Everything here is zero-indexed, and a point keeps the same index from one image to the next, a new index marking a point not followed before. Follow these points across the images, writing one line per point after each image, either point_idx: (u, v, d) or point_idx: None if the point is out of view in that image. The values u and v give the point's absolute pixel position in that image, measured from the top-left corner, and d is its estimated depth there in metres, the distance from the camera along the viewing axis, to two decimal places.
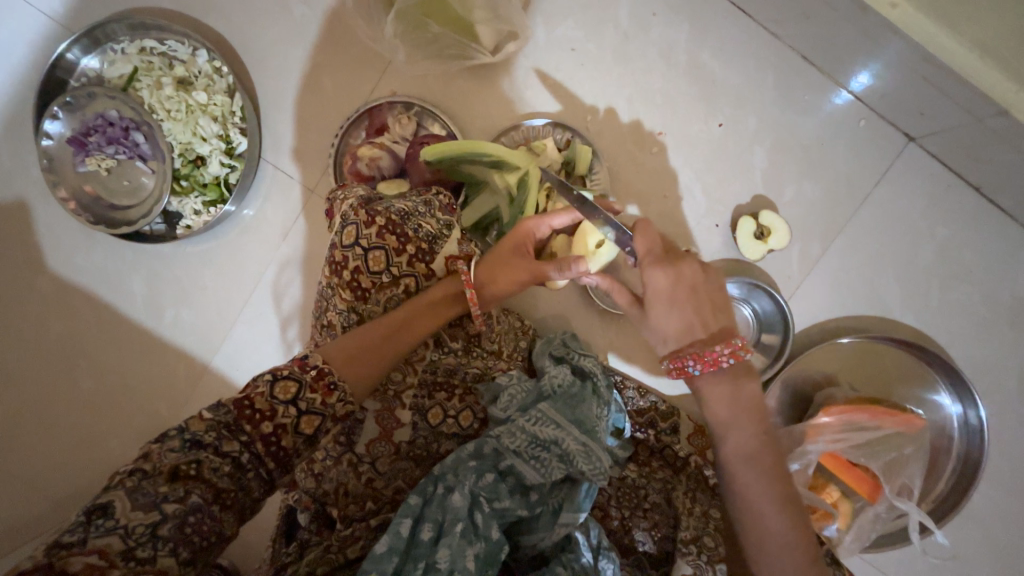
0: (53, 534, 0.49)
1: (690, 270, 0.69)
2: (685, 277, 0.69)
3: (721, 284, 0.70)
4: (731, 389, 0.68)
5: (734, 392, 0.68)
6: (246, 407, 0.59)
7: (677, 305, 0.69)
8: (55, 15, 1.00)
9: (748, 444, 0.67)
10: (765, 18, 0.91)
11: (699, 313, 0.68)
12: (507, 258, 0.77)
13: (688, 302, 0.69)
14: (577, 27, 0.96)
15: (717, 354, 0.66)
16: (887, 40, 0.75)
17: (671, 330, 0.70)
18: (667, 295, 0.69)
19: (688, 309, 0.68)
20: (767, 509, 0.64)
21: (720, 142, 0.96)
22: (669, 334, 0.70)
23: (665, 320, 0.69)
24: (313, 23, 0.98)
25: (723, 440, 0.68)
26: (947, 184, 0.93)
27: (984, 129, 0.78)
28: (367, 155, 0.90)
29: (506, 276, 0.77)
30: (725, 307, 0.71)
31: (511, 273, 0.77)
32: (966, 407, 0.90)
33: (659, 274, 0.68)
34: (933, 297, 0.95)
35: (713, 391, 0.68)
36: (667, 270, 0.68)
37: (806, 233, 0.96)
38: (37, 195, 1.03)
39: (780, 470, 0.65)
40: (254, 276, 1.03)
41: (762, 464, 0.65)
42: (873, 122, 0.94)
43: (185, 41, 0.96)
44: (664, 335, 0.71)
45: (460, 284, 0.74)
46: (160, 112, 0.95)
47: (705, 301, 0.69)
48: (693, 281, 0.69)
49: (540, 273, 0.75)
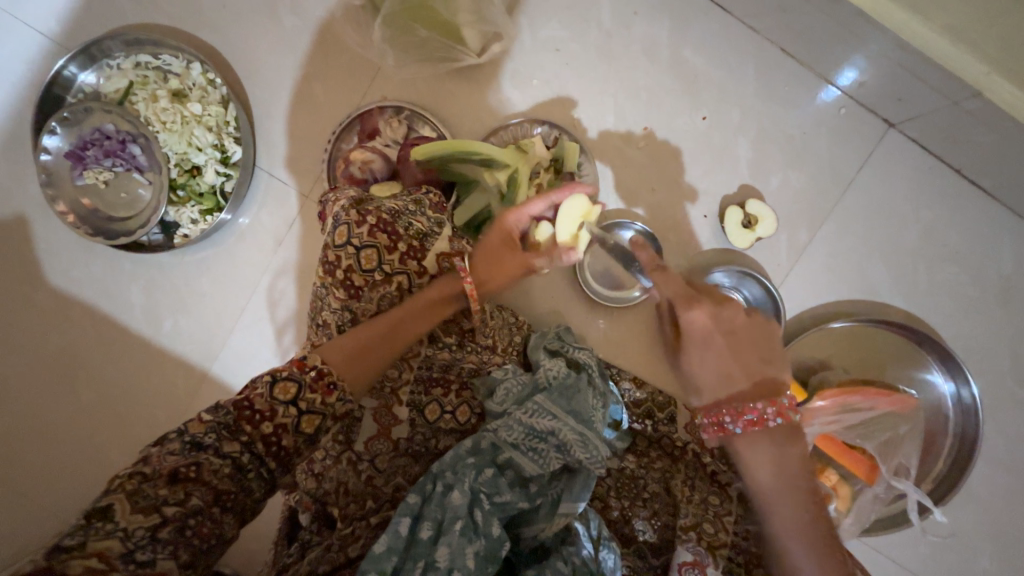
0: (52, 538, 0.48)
1: (732, 314, 0.73)
2: (725, 321, 0.73)
3: (763, 333, 0.74)
4: (775, 453, 0.69)
5: (777, 458, 0.69)
6: (246, 408, 0.59)
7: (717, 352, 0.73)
8: (51, 34, 1.02)
9: (795, 511, 0.67)
10: (743, 13, 0.93)
11: (736, 360, 0.73)
12: (497, 253, 0.80)
13: (727, 350, 0.73)
14: (561, 27, 0.98)
15: (761, 413, 0.69)
16: (861, 28, 0.77)
17: (708, 379, 0.75)
18: (703, 341, 0.74)
19: (726, 354, 0.73)
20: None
21: (705, 135, 0.98)
22: (705, 382, 0.75)
23: (701, 366, 0.75)
24: (303, 33, 1.01)
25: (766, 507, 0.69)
26: (928, 166, 0.95)
27: (961, 112, 0.81)
28: (360, 158, 0.91)
29: (502, 270, 0.79)
30: (769, 356, 0.73)
31: (505, 267, 0.80)
32: (959, 386, 0.91)
33: (697, 312, 0.73)
34: (921, 279, 0.96)
35: (755, 451, 0.70)
36: (707, 309, 0.72)
37: (793, 220, 0.98)
38: (36, 210, 1.04)
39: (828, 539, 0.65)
40: (250, 283, 1.05)
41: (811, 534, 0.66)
42: (854, 109, 0.96)
43: (179, 55, 0.98)
44: (701, 384, 0.76)
45: (459, 281, 0.76)
46: (155, 123, 0.97)
47: (744, 349, 0.73)
48: (730, 328, 0.73)
49: (531, 264, 0.80)
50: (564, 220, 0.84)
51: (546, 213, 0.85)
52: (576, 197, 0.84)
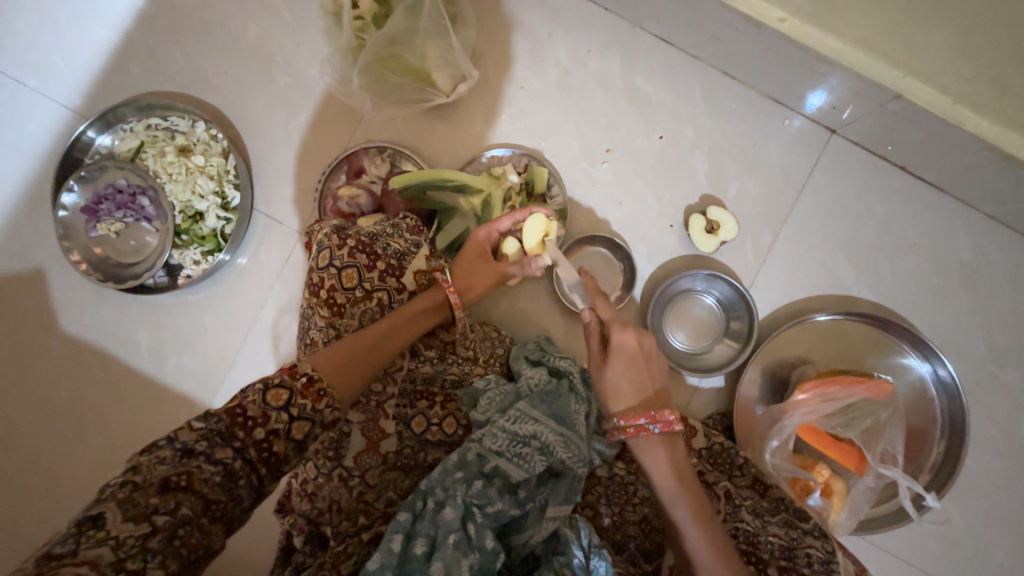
0: (42, 545, 0.50)
1: (650, 344, 0.81)
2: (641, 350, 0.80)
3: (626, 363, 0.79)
4: (669, 453, 0.76)
5: (670, 454, 0.76)
6: (238, 414, 0.62)
7: (622, 373, 0.79)
8: (74, 106, 1.15)
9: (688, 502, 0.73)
10: (684, 44, 1.03)
11: (648, 374, 0.80)
12: (474, 264, 0.88)
13: (642, 368, 0.80)
14: (523, 68, 1.09)
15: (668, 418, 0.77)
16: (786, 48, 0.87)
17: (625, 388, 0.79)
18: (629, 356, 0.79)
19: (636, 369, 0.79)
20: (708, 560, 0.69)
21: (663, 151, 1.05)
22: (624, 391, 0.79)
23: (619, 375, 0.79)
24: (295, 90, 1.13)
25: (672, 503, 0.74)
26: (876, 166, 1.02)
27: (887, 113, 0.89)
28: (347, 194, 0.99)
29: (478, 280, 0.88)
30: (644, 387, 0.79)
31: (480, 277, 0.88)
32: (935, 365, 0.93)
33: (627, 335, 0.79)
34: (885, 270, 1.01)
35: (655, 455, 0.76)
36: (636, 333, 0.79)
37: (756, 224, 1.03)
38: (53, 263, 1.13)
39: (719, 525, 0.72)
40: (250, 317, 1.11)
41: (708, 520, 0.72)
42: (798, 119, 1.03)
43: (185, 116, 1.10)
44: (620, 392, 0.80)
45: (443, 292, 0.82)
46: (163, 176, 1.07)
47: (654, 371, 0.81)
48: (648, 353, 0.80)
49: (504, 273, 0.88)
50: (528, 237, 0.90)
51: (512, 230, 0.93)
52: (535, 215, 0.90)
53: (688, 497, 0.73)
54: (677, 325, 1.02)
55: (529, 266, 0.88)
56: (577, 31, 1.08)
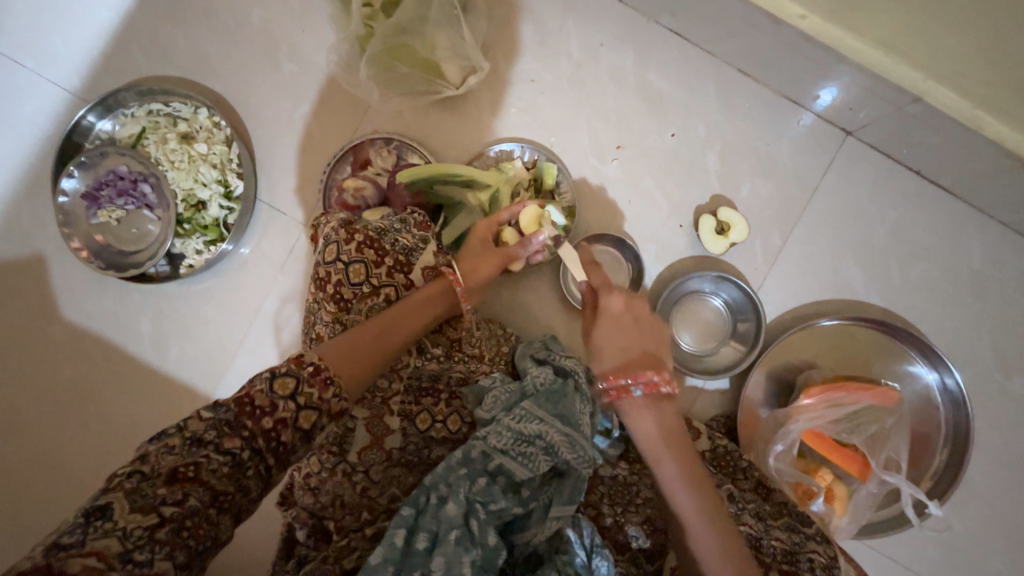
0: (50, 534, 0.50)
1: (640, 307, 0.84)
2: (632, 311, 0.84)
3: (613, 324, 0.83)
4: (658, 415, 0.76)
5: (659, 417, 0.76)
6: (246, 404, 0.61)
7: (607, 332, 0.83)
8: (74, 89, 1.13)
9: (678, 464, 0.73)
10: (699, 39, 1.01)
11: (636, 336, 0.81)
12: (477, 248, 0.88)
13: (630, 331, 0.82)
14: (534, 61, 1.06)
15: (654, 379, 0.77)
16: (805, 47, 0.85)
17: (611, 348, 0.82)
18: (614, 318, 0.83)
19: (625, 331, 0.82)
20: (697, 522, 0.69)
21: (674, 150, 1.04)
22: (608, 352, 0.82)
23: (607, 336, 0.83)
24: (300, 77, 1.10)
25: (661, 465, 0.74)
26: (890, 169, 1.00)
27: (906, 116, 0.87)
28: (352, 186, 0.97)
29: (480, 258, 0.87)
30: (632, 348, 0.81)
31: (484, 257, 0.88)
32: (942, 374, 0.93)
33: (614, 298, 0.84)
34: (894, 276, 1.00)
35: (642, 416, 0.77)
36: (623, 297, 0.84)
37: (766, 225, 1.02)
38: (53, 250, 1.11)
39: (709, 489, 0.71)
40: (253, 308, 1.10)
41: (694, 483, 0.71)
42: (813, 120, 1.01)
43: (187, 102, 1.07)
44: (605, 354, 0.82)
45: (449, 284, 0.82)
46: (165, 163, 1.05)
47: (644, 335, 0.82)
48: (636, 317, 0.83)
49: (507, 251, 0.87)
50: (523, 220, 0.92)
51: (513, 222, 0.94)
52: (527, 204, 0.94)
53: (676, 458, 0.73)
54: (684, 326, 1.01)
55: (530, 245, 0.89)
56: (590, 24, 1.05)
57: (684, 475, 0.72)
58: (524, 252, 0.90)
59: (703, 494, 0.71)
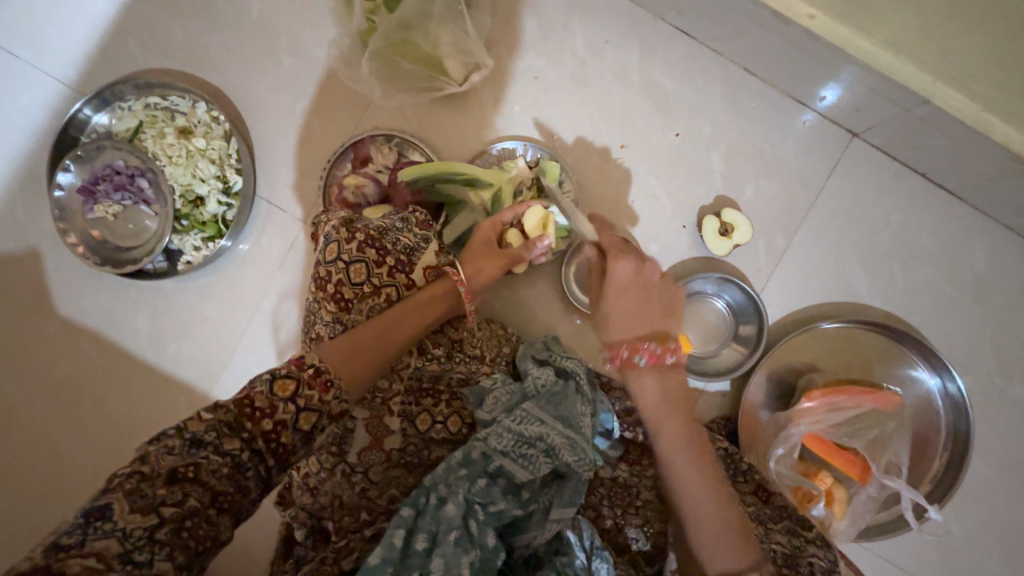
0: (49, 535, 0.49)
1: (650, 273, 0.85)
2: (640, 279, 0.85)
3: (620, 291, 0.84)
4: (658, 381, 0.79)
5: (659, 382, 0.79)
6: (246, 406, 0.60)
7: (614, 300, 0.84)
8: (70, 81, 1.11)
9: (675, 428, 0.76)
10: (706, 38, 1.00)
11: (644, 308, 0.84)
12: (482, 250, 0.88)
13: (639, 301, 0.84)
14: (538, 57, 1.05)
15: (660, 352, 0.80)
16: (814, 46, 0.84)
17: (618, 317, 0.84)
18: (623, 287, 0.84)
19: (633, 301, 0.84)
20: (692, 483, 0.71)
21: (678, 150, 1.03)
22: (615, 321, 0.84)
23: (614, 304, 0.84)
24: (300, 72, 1.09)
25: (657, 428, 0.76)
26: (895, 171, 0.99)
27: (913, 118, 0.87)
28: (352, 183, 0.96)
29: (487, 262, 0.87)
30: (638, 314, 0.83)
31: (490, 260, 0.87)
32: (944, 379, 0.92)
33: (622, 266, 0.84)
34: (897, 279, 0.99)
35: (644, 381, 0.80)
36: (631, 264, 0.84)
37: (769, 227, 1.01)
38: (49, 244, 1.10)
39: (702, 452, 0.74)
40: (252, 304, 1.09)
41: (689, 445, 0.74)
42: (818, 121, 1.01)
43: (185, 96, 1.06)
44: (612, 323, 0.84)
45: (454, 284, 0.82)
46: (162, 158, 1.04)
47: (652, 305, 0.84)
48: (645, 286, 0.85)
49: (512, 255, 0.88)
50: (528, 223, 0.92)
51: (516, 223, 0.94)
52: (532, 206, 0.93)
53: (673, 422, 0.76)
54: (685, 327, 1.01)
55: (534, 249, 0.89)
56: (595, 20, 1.04)
57: (679, 438, 0.74)
58: (529, 256, 0.90)
59: (698, 457, 0.73)
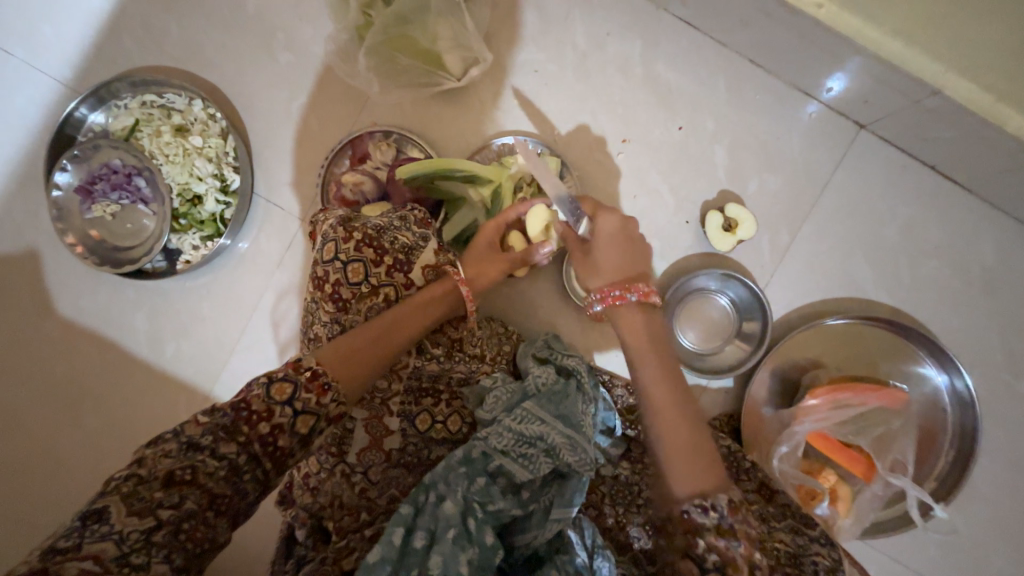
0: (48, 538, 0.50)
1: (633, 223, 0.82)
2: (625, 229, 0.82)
3: (605, 241, 0.81)
4: (649, 319, 0.77)
5: (649, 322, 0.76)
6: (242, 409, 0.59)
7: (601, 248, 0.81)
8: (66, 80, 1.10)
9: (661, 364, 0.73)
10: (709, 28, 0.98)
11: (630, 253, 0.80)
12: (483, 255, 0.87)
13: (624, 247, 0.81)
14: (538, 50, 1.03)
15: (645, 290, 0.77)
16: (822, 36, 0.81)
17: (605, 265, 0.80)
18: (610, 236, 0.81)
19: (620, 247, 0.80)
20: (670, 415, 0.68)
21: (681, 144, 1.01)
22: (602, 267, 0.80)
23: (601, 253, 0.81)
24: (297, 68, 1.07)
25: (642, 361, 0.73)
26: (903, 164, 0.97)
27: (921, 110, 0.85)
28: (351, 180, 0.95)
29: (488, 268, 0.86)
30: (623, 262, 0.80)
31: (490, 266, 0.86)
32: (952, 377, 0.91)
33: (607, 218, 0.81)
34: (904, 274, 0.98)
35: (632, 321, 0.77)
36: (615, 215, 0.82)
37: (774, 221, 1.00)
38: (48, 244, 1.10)
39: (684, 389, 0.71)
40: (251, 303, 1.08)
41: (672, 382, 0.71)
42: (825, 113, 0.98)
43: (181, 93, 1.05)
44: (599, 270, 0.81)
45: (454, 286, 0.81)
46: (159, 157, 1.03)
47: (637, 252, 0.81)
48: (629, 234, 0.82)
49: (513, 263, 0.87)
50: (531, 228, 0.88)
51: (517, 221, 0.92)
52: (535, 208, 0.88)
53: (660, 359, 0.73)
54: (686, 325, 0.99)
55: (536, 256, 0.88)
56: (597, 12, 1.01)
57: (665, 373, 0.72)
58: (529, 262, 0.89)
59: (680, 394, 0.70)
